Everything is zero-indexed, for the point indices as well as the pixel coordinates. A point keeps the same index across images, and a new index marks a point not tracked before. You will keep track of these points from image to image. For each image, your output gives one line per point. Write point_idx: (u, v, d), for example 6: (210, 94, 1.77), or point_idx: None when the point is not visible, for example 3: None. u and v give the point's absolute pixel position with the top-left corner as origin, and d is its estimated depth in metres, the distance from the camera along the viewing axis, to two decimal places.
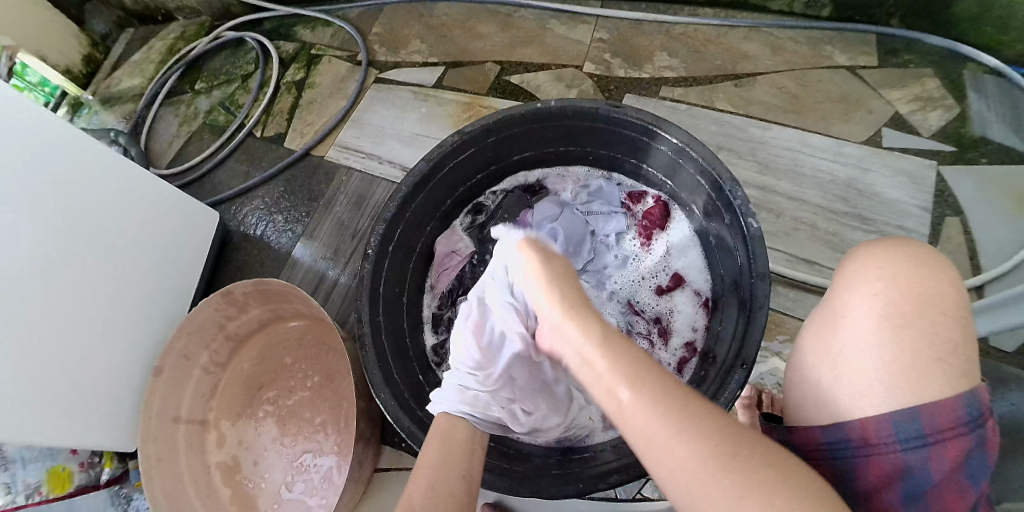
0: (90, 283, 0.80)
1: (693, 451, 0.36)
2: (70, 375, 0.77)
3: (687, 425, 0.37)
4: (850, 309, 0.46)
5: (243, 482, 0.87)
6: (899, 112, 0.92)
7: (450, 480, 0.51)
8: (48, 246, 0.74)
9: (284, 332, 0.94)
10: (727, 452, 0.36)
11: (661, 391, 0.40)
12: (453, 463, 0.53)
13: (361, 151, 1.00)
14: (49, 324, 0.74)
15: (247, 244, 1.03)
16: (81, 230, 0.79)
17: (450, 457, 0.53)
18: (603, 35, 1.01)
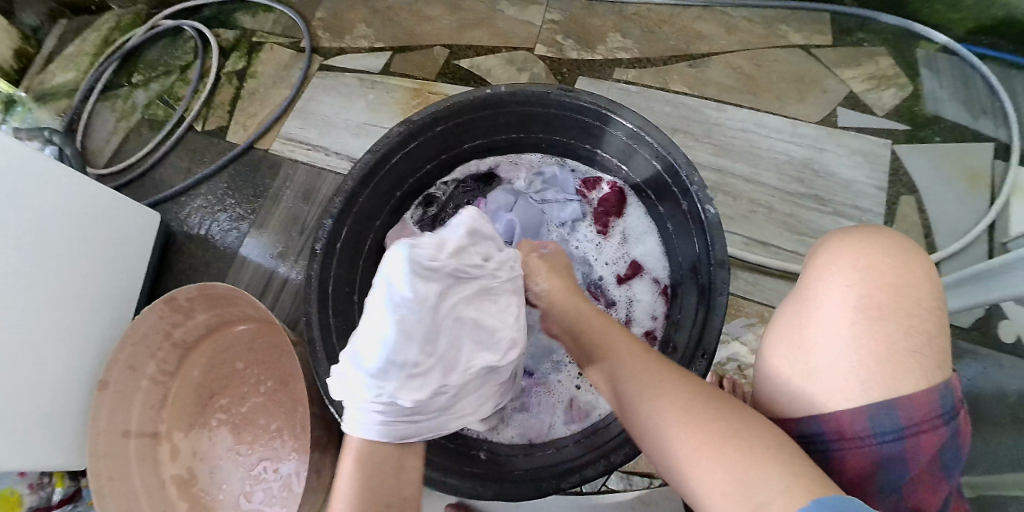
0: (23, 297, 0.74)
1: (666, 404, 0.44)
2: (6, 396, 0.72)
3: (665, 386, 0.45)
4: (824, 300, 0.43)
5: (200, 495, 0.84)
6: (853, 91, 0.92)
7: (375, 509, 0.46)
8: None
9: (233, 337, 0.90)
10: (682, 410, 0.43)
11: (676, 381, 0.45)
12: (375, 487, 0.47)
13: (307, 143, 0.96)
14: None
15: (191, 245, 0.98)
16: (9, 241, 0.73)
17: (377, 483, 0.47)
18: (556, 16, 0.98)
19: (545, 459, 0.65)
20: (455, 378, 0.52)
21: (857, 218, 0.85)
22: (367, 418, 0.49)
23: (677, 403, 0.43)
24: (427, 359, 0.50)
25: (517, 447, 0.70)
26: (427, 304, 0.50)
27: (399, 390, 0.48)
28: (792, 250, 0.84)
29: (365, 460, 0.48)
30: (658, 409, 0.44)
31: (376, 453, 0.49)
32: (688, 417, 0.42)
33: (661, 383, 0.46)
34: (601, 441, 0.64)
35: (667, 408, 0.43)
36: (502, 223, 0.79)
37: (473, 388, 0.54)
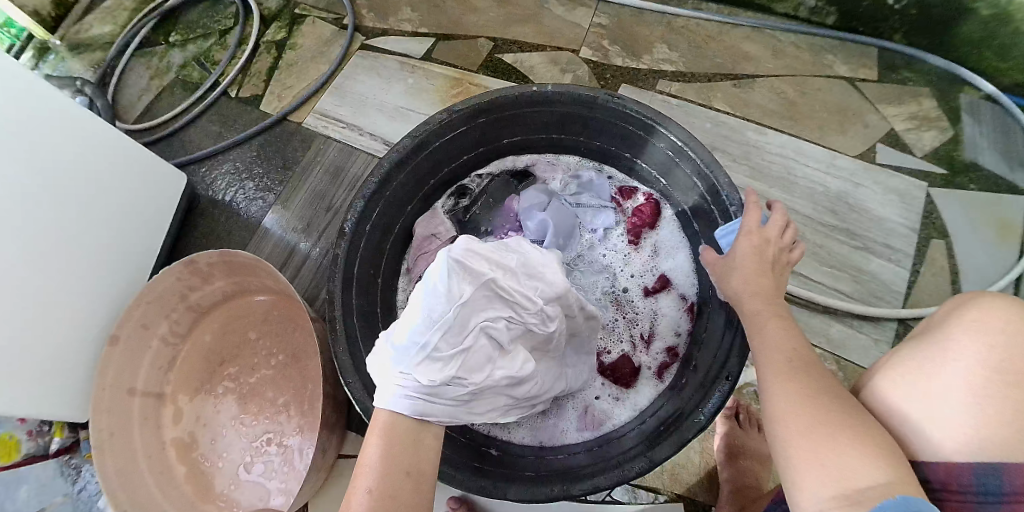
0: (45, 247, 0.75)
1: (794, 388, 0.45)
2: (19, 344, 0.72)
3: (797, 375, 0.46)
4: (957, 351, 0.44)
5: (199, 461, 0.83)
6: (894, 129, 0.91)
7: (403, 480, 0.44)
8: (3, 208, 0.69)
9: (248, 306, 0.89)
10: (809, 396, 0.44)
11: (812, 381, 0.45)
12: (397, 461, 0.45)
13: (340, 120, 0.95)
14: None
15: (215, 210, 0.98)
16: (37, 190, 0.73)
17: (398, 457, 0.45)
18: (603, 20, 0.97)
19: (555, 465, 0.65)
20: (477, 377, 0.51)
21: (887, 257, 0.84)
22: (393, 390, 0.48)
23: (805, 388, 0.45)
24: (457, 350, 0.50)
25: (527, 449, 0.70)
26: (459, 303, 0.50)
27: (424, 371, 0.48)
28: (821, 282, 0.84)
29: (388, 437, 0.46)
30: (786, 388, 0.45)
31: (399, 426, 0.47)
32: (813, 403, 0.43)
33: (790, 371, 0.46)
34: (611, 453, 0.64)
35: (786, 391, 0.45)
36: (536, 222, 0.78)
37: (490, 393, 0.54)
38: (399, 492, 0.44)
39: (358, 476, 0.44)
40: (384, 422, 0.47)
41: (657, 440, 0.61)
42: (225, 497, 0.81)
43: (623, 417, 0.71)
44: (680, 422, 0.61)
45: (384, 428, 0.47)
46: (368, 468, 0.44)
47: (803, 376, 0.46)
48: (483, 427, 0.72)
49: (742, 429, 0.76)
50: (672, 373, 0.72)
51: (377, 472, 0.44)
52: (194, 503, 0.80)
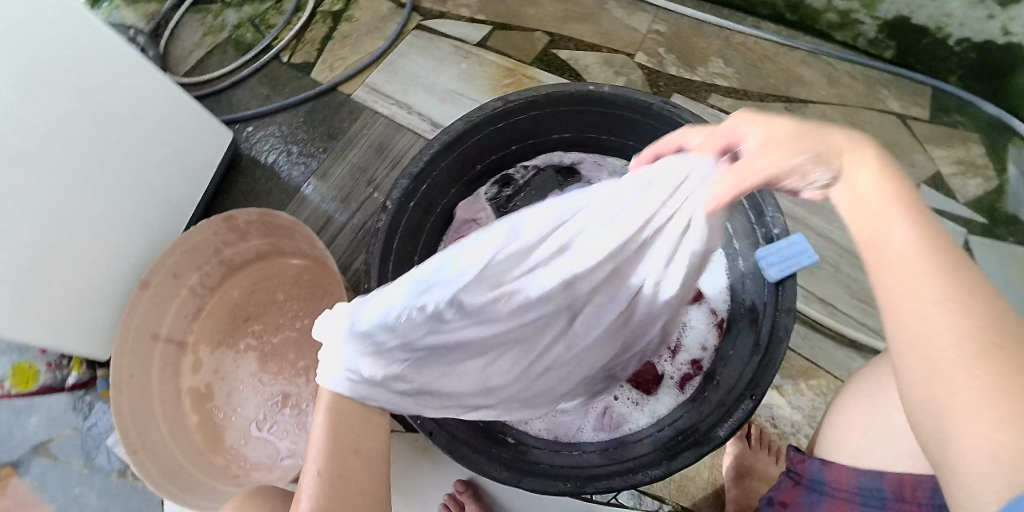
0: (85, 184, 0.75)
1: (946, 310, 0.32)
2: (49, 277, 0.72)
3: (952, 283, 0.32)
4: None
5: (213, 412, 0.85)
6: (939, 172, 0.91)
7: (355, 463, 0.43)
8: (49, 141, 0.69)
9: (278, 269, 0.90)
10: (968, 319, 0.31)
11: (964, 290, 0.32)
12: (344, 434, 0.44)
13: (389, 97, 0.96)
14: (37, 222, 0.69)
15: (255, 170, 0.99)
16: (84, 129, 0.73)
17: (346, 436, 0.44)
18: (661, 28, 0.98)
19: (569, 460, 0.65)
20: (419, 379, 0.51)
21: None
22: (337, 368, 0.44)
23: (971, 322, 0.31)
24: (408, 355, 0.48)
25: (542, 442, 0.69)
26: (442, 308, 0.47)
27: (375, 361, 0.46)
28: (851, 314, 0.83)
29: (335, 414, 0.44)
30: (935, 321, 0.32)
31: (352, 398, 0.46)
32: (981, 344, 0.30)
33: (940, 289, 0.32)
34: (626, 456, 0.64)
35: (933, 305, 0.32)
36: None
37: (433, 396, 0.53)
38: (348, 468, 0.42)
39: (307, 459, 0.42)
40: (327, 399, 0.45)
41: (674, 449, 0.62)
42: (234, 451, 0.83)
43: (641, 421, 0.72)
44: (700, 436, 0.61)
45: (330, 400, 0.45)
46: (314, 446, 0.43)
47: (952, 282, 0.32)
48: None
49: (752, 450, 0.75)
50: (694, 385, 0.73)
51: (325, 452, 0.42)
52: (203, 453, 0.81)
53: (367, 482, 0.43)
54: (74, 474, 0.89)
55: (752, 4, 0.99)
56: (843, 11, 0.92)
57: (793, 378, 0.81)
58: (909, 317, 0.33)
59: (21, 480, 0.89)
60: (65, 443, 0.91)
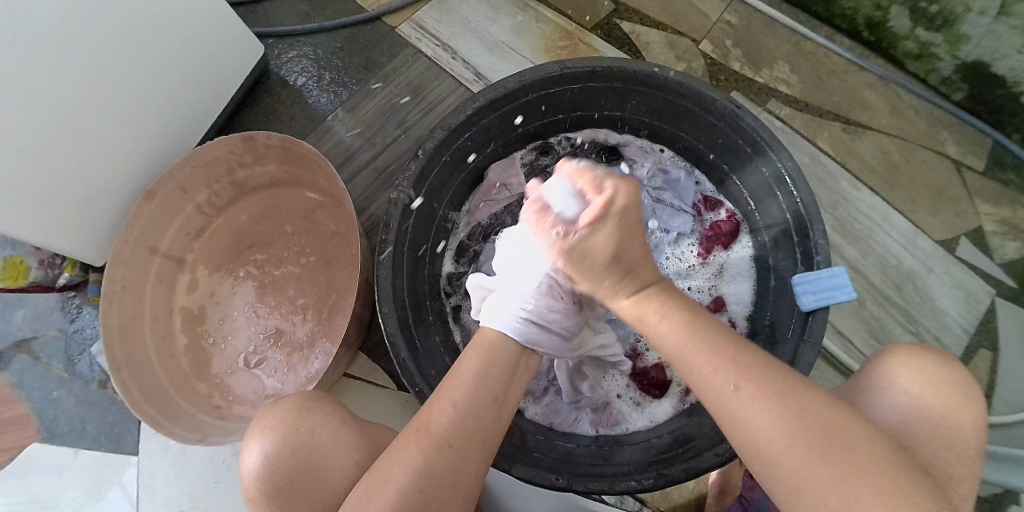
0: (101, 79, 0.70)
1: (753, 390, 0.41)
2: (53, 171, 0.68)
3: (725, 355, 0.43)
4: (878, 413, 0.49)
5: (203, 337, 0.82)
6: (982, 227, 0.87)
7: (485, 408, 0.46)
8: (67, 25, 0.64)
9: (290, 200, 0.86)
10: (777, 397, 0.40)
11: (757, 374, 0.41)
12: (490, 381, 0.48)
13: (437, 38, 0.93)
14: (44, 110, 0.64)
15: (282, 92, 0.94)
16: (107, 18, 0.68)
17: (492, 377, 0.48)
18: (732, 19, 0.95)
19: (560, 451, 0.63)
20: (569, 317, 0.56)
21: None
22: (501, 315, 0.53)
23: (746, 379, 0.41)
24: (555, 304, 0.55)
25: (536, 426, 0.67)
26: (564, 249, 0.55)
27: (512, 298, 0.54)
28: (864, 354, 0.81)
29: (487, 360, 0.49)
30: (728, 403, 0.41)
31: (507, 353, 0.50)
32: (761, 405, 0.40)
33: (716, 356, 0.43)
34: (617, 459, 0.62)
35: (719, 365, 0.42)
36: None
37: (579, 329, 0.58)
38: (484, 411, 0.46)
39: (448, 386, 0.47)
40: (486, 345, 0.50)
41: (672, 461, 0.59)
42: (219, 380, 0.80)
43: (638, 424, 0.69)
44: (694, 456, 0.58)
45: (489, 347, 0.50)
46: (459, 380, 0.47)
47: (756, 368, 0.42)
48: None
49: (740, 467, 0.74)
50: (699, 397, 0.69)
51: (467, 389, 0.47)
52: (187, 377, 0.79)
53: (490, 432, 0.46)
54: (54, 376, 0.88)
55: (831, 14, 0.94)
56: (923, 41, 0.87)
57: None
58: (690, 367, 0.44)
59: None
60: (48, 343, 0.89)
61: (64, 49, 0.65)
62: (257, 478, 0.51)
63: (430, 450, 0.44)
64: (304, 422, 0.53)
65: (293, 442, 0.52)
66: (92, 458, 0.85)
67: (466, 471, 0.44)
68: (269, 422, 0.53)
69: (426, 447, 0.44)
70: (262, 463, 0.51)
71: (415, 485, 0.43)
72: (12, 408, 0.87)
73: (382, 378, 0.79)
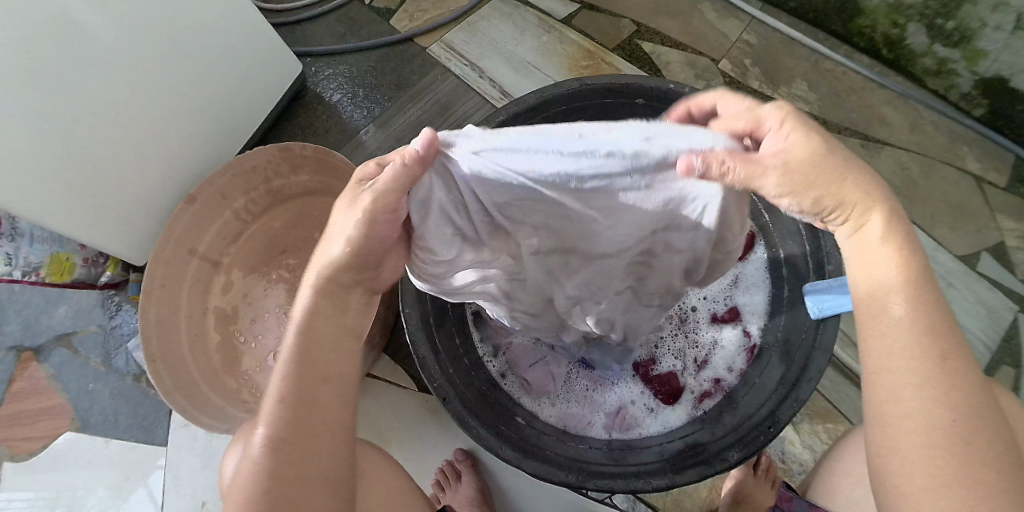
0: (147, 92, 0.75)
1: (918, 344, 0.36)
2: (100, 176, 0.73)
3: (919, 307, 0.37)
4: None
5: (234, 335, 0.86)
6: (1004, 243, 0.86)
7: (324, 386, 0.40)
8: (121, 43, 0.69)
9: (323, 207, 0.90)
10: (937, 362, 0.35)
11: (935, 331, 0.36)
12: (324, 348, 0.41)
13: (464, 57, 0.97)
14: (94, 120, 0.70)
15: (319, 108, 1.00)
16: (156, 36, 0.73)
17: (322, 341, 0.41)
18: (751, 38, 0.98)
19: (574, 450, 0.64)
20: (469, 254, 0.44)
21: None
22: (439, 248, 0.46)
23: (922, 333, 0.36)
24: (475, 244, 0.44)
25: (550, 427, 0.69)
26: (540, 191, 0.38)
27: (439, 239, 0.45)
28: None
29: (312, 331, 0.41)
30: (895, 344, 0.36)
31: (322, 340, 0.41)
32: (937, 375, 0.35)
33: (925, 325, 0.36)
34: (629, 460, 0.63)
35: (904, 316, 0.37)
36: None
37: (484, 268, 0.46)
38: (321, 383, 0.40)
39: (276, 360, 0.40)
40: (305, 309, 0.42)
41: (683, 463, 0.60)
42: (248, 377, 0.84)
43: (651, 429, 0.70)
44: (705, 458, 0.60)
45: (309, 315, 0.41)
46: (286, 351, 0.40)
47: (935, 321, 0.36)
48: (516, 392, 0.72)
49: (755, 478, 0.74)
50: (712, 404, 0.70)
51: (301, 370, 0.40)
52: (218, 373, 0.83)
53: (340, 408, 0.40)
54: (92, 370, 0.94)
55: (849, 32, 0.95)
56: (942, 58, 0.88)
57: (810, 416, 0.78)
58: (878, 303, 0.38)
59: (41, 365, 0.94)
60: (88, 338, 0.95)
61: (116, 64, 0.70)
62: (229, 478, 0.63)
63: (274, 455, 0.37)
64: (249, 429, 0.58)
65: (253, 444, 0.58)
66: (124, 448, 0.90)
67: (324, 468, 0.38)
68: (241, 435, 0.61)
69: (275, 441, 0.37)
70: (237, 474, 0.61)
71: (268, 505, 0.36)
72: (51, 399, 0.92)
73: (404, 380, 0.83)
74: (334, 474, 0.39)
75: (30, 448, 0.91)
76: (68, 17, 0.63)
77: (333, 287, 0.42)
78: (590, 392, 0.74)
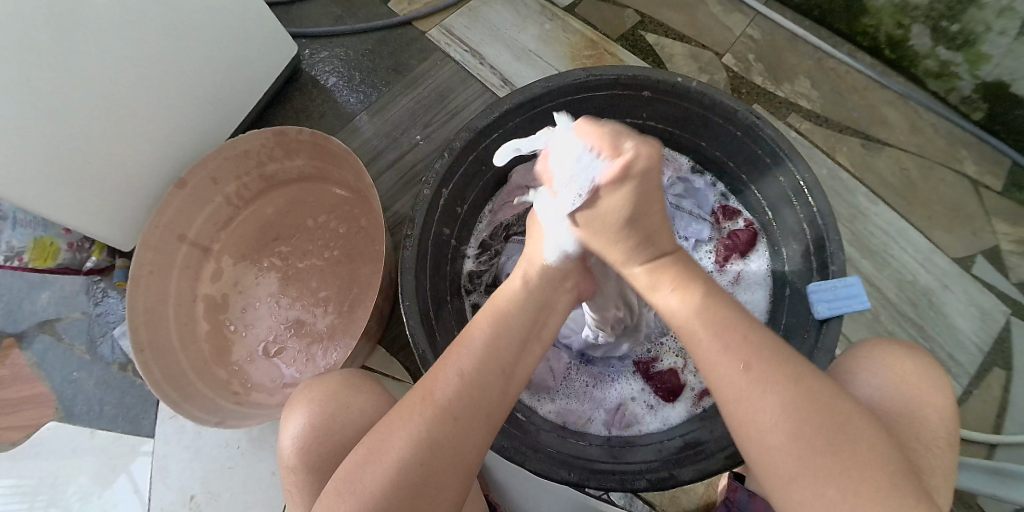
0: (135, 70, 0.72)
1: (741, 371, 0.39)
2: (85, 157, 0.70)
3: (730, 343, 0.41)
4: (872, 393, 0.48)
5: (224, 323, 0.84)
6: (998, 247, 0.87)
7: (484, 402, 0.42)
8: (108, 17, 0.66)
9: (319, 194, 0.88)
10: (773, 382, 0.39)
11: (758, 356, 0.40)
12: (500, 359, 0.44)
13: (465, 43, 0.95)
14: (79, 98, 0.67)
15: (314, 91, 0.97)
16: (146, 12, 0.70)
17: (501, 352, 0.44)
18: (756, 34, 0.97)
19: (574, 447, 0.64)
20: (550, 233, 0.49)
21: (948, 369, 0.81)
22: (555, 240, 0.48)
23: (756, 360, 0.39)
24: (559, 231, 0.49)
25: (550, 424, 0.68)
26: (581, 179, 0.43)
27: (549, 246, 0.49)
28: None
29: (498, 333, 0.45)
30: (733, 379, 0.39)
31: (499, 353, 0.44)
32: (744, 384, 0.39)
33: (722, 340, 0.41)
34: (630, 457, 0.62)
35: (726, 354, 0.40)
36: (700, 200, 0.80)
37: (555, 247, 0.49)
38: (482, 393, 0.42)
39: (455, 352, 0.44)
40: (504, 305, 0.47)
41: (684, 461, 0.59)
42: (238, 367, 0.82)
43: (651, 426, 0.70)
44: (706, 455, 0.59)
45: (502, 311, 0.46)
46: (465, 348, 0.44)
47: (760, 350, 0.40)
48: None
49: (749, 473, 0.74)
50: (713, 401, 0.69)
51: (473, 359, 0.43)
52: (207, 363, 0.81)
53: (495, 406, 0.42)
54: (76, 357, 0.91)
55: (853, 31, 0.95)
56: (944, 61, 0.88)
57: None
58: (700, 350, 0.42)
59: (22, 352, 0.91)
60: (72, 325, 0.92)
61: (104, 40, 0.67)
62: (293, 455, 0.52)
63: (425, 439, 0.40)
64: (336, 399, 0.53)
65: (325, 415, 0.52)
66: (109, 438, 0.87)
67: (449, 490, 0.40)
68: (313, 397, 0.54)
69: (428, 420, 0.41)
70: (296, 443, 0.52)
71: (406, 487, 0.39)
72: (33, 387, 0.89)
73: (399, 372, 0.81)
74: (452, 497, 0.40)
75: (10, 438, 0.88)
76: None
77: (536, 296, 0.48)
78: (590, 388, 0.73)
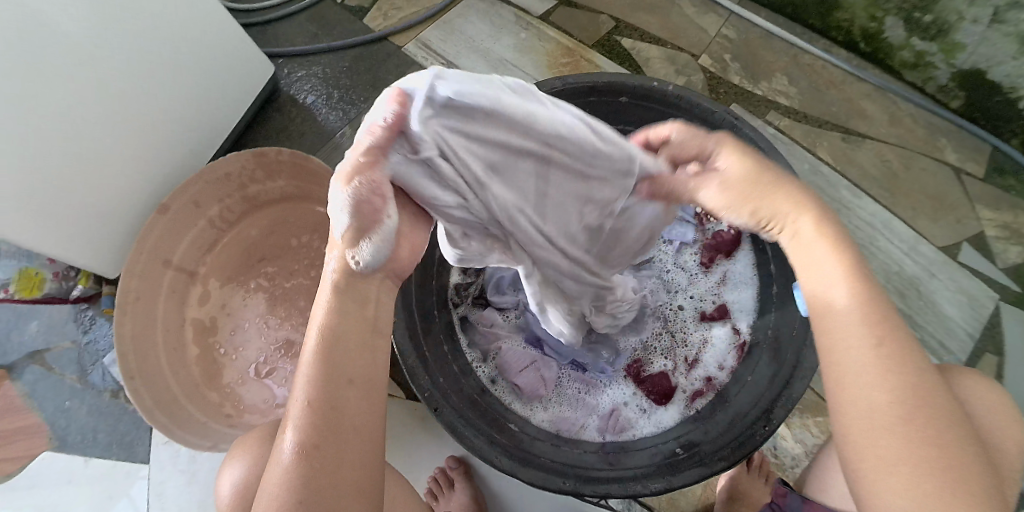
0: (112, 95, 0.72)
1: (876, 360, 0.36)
2: (64, 185, 0.69)
3: (872, 329, 0.37)
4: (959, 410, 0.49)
5: (214, 347, 0.83)
6: (983, 233, 0.87)
7: (348, 413, 0.35)
8: (82, 43, 0.66)
9: (302, 213, 0.87)
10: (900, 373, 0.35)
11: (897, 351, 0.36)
12: (345, 366, 0.36)
13: (442, 56, 0.96)
14: (56, 125, 0.66)
15: (294, 110, 0.97)
16: (120, 38, 0.70)
17: (347, 359, 0.36)
18: (731, 33, 0.98)
19: (569, 453, 0.63)
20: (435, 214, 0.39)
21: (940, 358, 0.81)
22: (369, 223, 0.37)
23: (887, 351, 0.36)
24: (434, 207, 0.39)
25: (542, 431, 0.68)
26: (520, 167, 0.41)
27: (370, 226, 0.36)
28: None
29: (330, 339, 0.36)
30: (864, 360, 0.36)
31: (342, 363, 0.36)
32: (877, 360, 0.36)
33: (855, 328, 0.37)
34: (626, 462, 0.62)
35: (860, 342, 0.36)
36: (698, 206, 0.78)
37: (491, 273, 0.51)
38: (347, 403, 0.36)
39: (296, 383, 0.36)
40: (324, 313, 0.37)
41: (681, 464, 0.59)
42: (230, 390, 0.82)
43: (644, 430, 0.70)
44: (710, 456, 0.59)
45: (330, 311, 0.37)
46: (303, 374, 0.36)
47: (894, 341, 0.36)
48: (507, 398, 0.71)
49: (748, 473, 0.74)
50: (704, 401, 0.69)
51: (314, 380, 0.35)
52: (198, 387, 0.80)
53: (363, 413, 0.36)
54: (67, 387, 0.90)
55: (827, 26, 0.96)
56: (919, 51, 0.89)
57: (800, 411, 0.78)
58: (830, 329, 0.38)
59: (13, 384, 0.90)
60: (61, 355, 0.91)
61: (78, 68, 0.67)
62: (229, 505, 0.58)
63: (296, 488, 0.34)
64: (266, 445, 0.58)
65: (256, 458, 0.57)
66: (105, 467, 0.87)
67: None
68: (246, 446, 0.60)
69: (295, 466, 0.34)
70: (231, 488, 0.58)
71: None
72: (23, 419, 0.88)
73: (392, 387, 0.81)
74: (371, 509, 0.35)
75: (4, 471, 0.87)
76: (27, 18, 0.59)
77: (362, 278, 0.38)
78: (582, 395, 0.73)
